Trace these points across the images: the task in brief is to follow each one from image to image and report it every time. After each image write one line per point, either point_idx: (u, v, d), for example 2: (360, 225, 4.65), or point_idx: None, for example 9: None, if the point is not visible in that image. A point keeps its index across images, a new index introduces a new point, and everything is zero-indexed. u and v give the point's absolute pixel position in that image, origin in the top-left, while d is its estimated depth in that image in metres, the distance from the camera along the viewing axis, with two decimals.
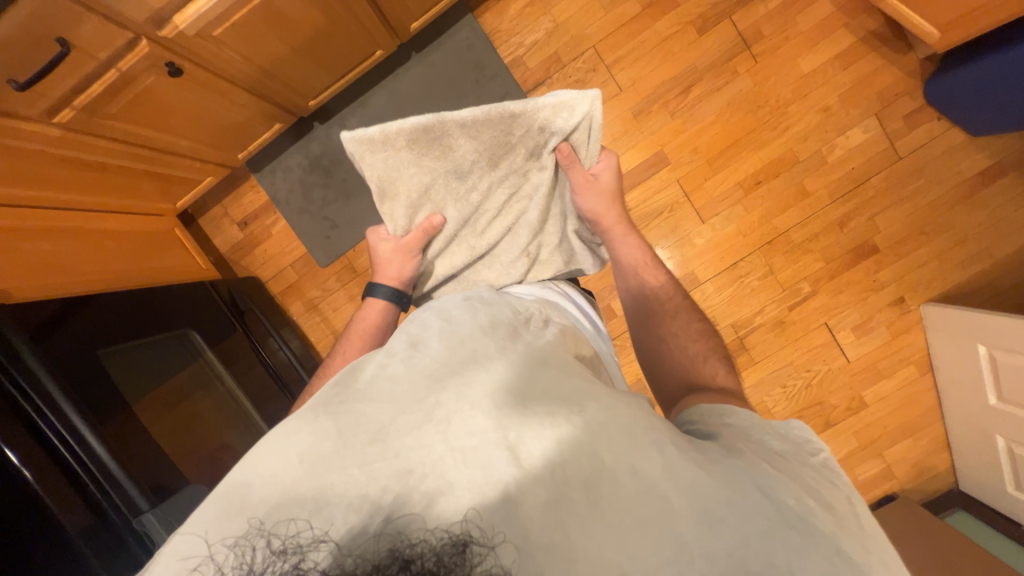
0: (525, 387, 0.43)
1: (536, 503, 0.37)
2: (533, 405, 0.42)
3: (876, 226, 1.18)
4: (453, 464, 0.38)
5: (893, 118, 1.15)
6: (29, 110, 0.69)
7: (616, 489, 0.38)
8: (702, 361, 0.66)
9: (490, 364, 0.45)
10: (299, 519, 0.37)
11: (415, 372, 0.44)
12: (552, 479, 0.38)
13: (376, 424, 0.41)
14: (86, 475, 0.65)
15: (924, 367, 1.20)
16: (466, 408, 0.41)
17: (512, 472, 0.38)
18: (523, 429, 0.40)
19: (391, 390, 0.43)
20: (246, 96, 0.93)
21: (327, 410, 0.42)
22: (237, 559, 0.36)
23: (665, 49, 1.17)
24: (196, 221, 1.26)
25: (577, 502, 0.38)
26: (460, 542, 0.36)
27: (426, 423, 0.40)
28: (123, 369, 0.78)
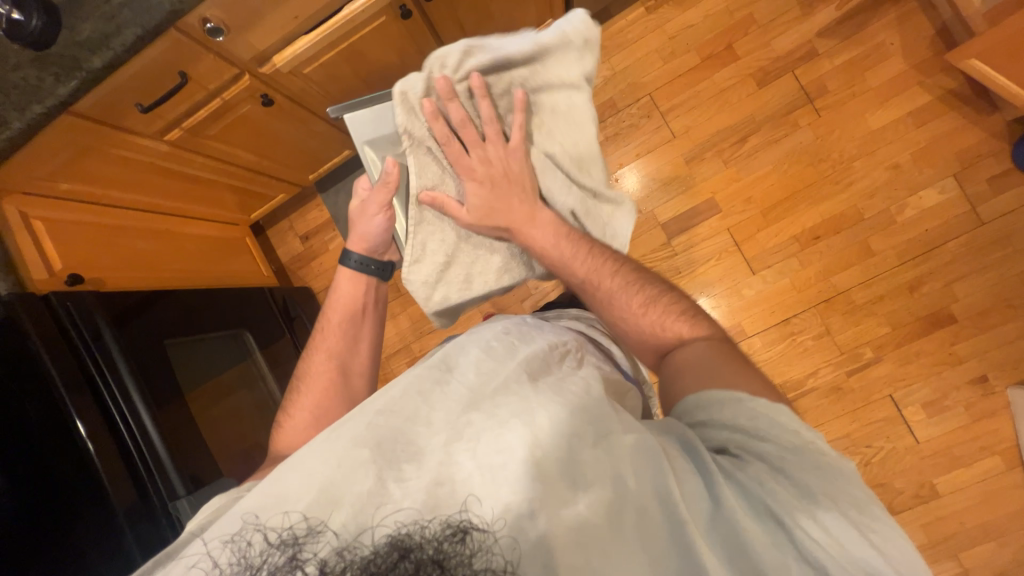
0: (555, 414, 0.42)
1: (559, 522, 0.37)
2: (560, 430, 0.41)
3: (953, 293, 1.08)
4: (478, 479, 0.39)
5: (975, 181, 1.07)
6: (147, 128, 0.80)
7: (636, 514, 0.39)
8: (663, 327, 0.57)
9: (522, 391, 0.44)
10: (303, 513, 0.38)
11: (451, 399, 0.45)
12: (575, 500, 0.38)
13: (410, 438, 0.42)
14: (137, 453, 0.70)
15: (1012, 459, 1.05)
16: (496, 428, 0.41)
17: (536, 493, 0.38)
18: (554, 456, 0.40)
19: (431, 407, 0.44)
20: (322, 125, 1.03)
21: (365, 420, 0.43)
22: (233, 555, 0.38)
23: (722, 99, 1.18)
24: (265, 232, 1.39)
25: (600, 525, 0.38)
26: (460, 529, 0.37)
27: (457, 441, 0.41)
28: (183, 361, 0.86)
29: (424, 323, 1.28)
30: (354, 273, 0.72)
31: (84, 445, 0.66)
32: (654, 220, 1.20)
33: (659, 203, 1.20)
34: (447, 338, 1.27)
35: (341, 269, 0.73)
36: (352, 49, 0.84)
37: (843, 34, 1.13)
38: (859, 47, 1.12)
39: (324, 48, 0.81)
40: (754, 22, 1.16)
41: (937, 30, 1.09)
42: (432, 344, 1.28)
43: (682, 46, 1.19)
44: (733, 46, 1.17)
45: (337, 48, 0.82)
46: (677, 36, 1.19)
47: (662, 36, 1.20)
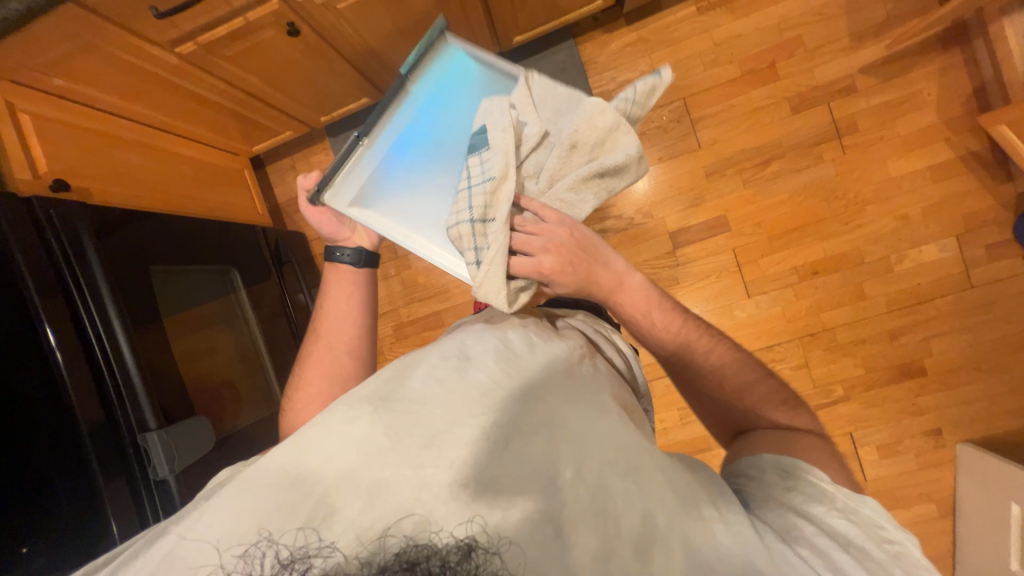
0: (579, 424, 0.45)
1: (572, 537, 0.40)
2: (585, 445, 0.43)
3: (929, 348, 1.12)
4: (497, 482, 0.41)
5: (974, 245, 1.10)
6: (159, 36, 0.74)
7: (655, 544, 0.41)
8: (746, 396, 0.60)
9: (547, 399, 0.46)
10: (321, 500, 0.40)
11: (477, 394, 0.45)
12: (589, 524, 0.40)
13: (433, 429, 0.43)
14: (110, 377, 0.68)
15: (946, 508, 1.12)
16: (522, 436, 0.43)
17: (551, 504, 0.40)
18: (574, 468, 0.42)
19: (453, 401, 0.45)
20: (347, 68, 0.98)
21: (385, 405, 0.45)
22: (245, 567, 0.39)
23: (753, 118, 1.16)
24: (265, 167, 1.32)
25: (613, 546, 0.40)
26: (466, 547, 0.38)
27: (476, 441, 0.42)
28: (165, 289, 0.83)
29: (416, 290, 1.26)
30: (341, 265, 0.74)
31: (54, 359, 0.63)
32: (663, 228, 1.19)
33: (672, 210, 1.19)
34: (437, 309, 1.26)
35: (330, 266, 0.75)
36: None
37: (885, 75, 1.12)
38: (898, 91, 1.12)
39: None
40: (801, 44, 1.14)
41: (974, 89, 1.10)
42: (420, 312, 1.26)
43: (726, 55, 1.16)
44: (776, 66, 1.15)
45: None
46: (723, 43, 1.16)
47: (708, 40, 1.17)
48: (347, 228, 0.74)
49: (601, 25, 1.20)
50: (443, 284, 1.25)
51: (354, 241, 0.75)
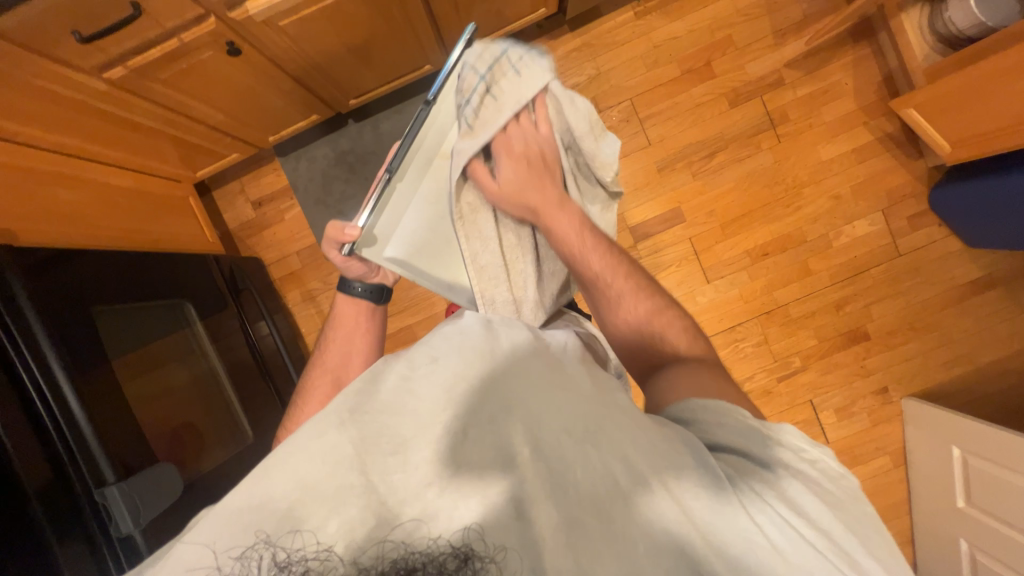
0: (544, 401, 0.42)
1: (549, 523, 0.38)
2: (550, 424, 0.41)
3: (870, 314, 1.22)
4: (467, 475, 0.39)
5: (897, 217, 1.22)
6: (83, 61, 0.69)
7: (632, 515, 0.38)
8: (655, 320, 0.60)
9: (510, 378, 0.43)
10: (295, 521, 0.38)
11: (438, 387, 0.43)
12: (566, 505, 0.39)
13: (400, 432, 0.40)
14: (57, 434, 0.62)
15: (898, 458, 1.23)
16: (490, 421, 0.41)
17: (525, 489, 0.39)
18: (543, 452, 0.40)
19: (416, 402, 0.42)
20: (291, 84, 0.95)
21: (351, 415, 0.41)
22: (241, 569, 0.37)
23: (696, 114, 1.23)
24: (211, 192, 1.26)
25: (591, 523, 0.38)
26: (461, 553, 0.37)
27: (442, 435, 0.40)
28: (112, 331, 0.77)
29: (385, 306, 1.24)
30: (356, 299, 0.74)
31: None
32: (623, 223, 1.24)
33: (630, 206, 1.24)
34: (408, 323, 1.24)
35: (342, 296, 0.74)
36: (335, 7, 0.78)
37: (807, 68, 1.22)
38: (819, 82, 1.22)
39: (304, 2, 0.74)
40: (732, 43, 1.22)
41: (884, 77, 1.21)
42: (392, 327, 1.24)
43: (666, 56, 1.23)
44: (712, 64, 1.22)
45: (321, 5, 0.76)
46: (661, 45, 1.22)
47: (648, 43, 1.22)
48: (373, 267, 0.72)
49: (545, 32, 1.23)
50: (412, 297, 1.24)
51: (376, 277, 0.74)
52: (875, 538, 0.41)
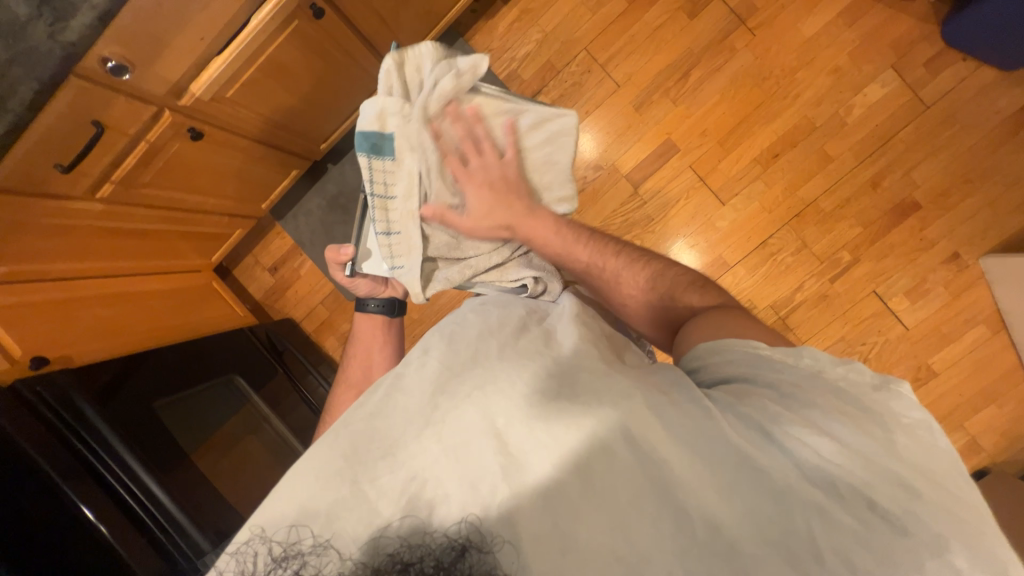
0: (515, 376, 0.42)
1: (525, 496, 0.38)
2: (524, 396, 0.41)
3: (914, 180, 1.11)
4: (446, 464, 0.40)
5: (913, 68, 1.09)
6: (76, 188, 0.75)
7: (608, 466, 0.38)
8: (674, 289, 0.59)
9: (490, 364, 0.44)
10: (300, 526, 0.39)
11: (424, 382, 0.44)
12: (547, 471, 0.38)
13: (387, 437, 0.42)
14: (154, 524, 0.72)
15: (995, 324, 1.10)
16: (467, 408, 0.41)
17: (500, 462, 0.39)
18: (516, 424, 0.40)
19: (400, 400, 0.44)
20: (261, 149, 1.00)
21: (343, 428, 0.43)
22: (239, 565, 0.39)
23: (656, 39, 1.17)
24: (231, 272, 1.34)
25: (567, 486, 0.38)
26: (459, 545, 0.37)
27: (425, 427, 0.41)
28: (176, 422, 0.85)
29: (415, 327, 1.27)
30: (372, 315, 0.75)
31: (101, 537, 0.67)
32: (617, 174, 1.19)
33: (618, 154, 1.19)
34: None
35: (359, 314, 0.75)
36: (271, 62, 0.81)
37: None
38: None
39: (242, 66, 0.77)
40: None
41: None
42: None
43: None
44: None
45: (256, 65, 0.79)
46: None
47: None
48: (382, 281, 0.75)
49: (482, 14, 1.21)
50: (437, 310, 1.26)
51: (387, 291, 0.76)
52: (931, 470, 0.36)
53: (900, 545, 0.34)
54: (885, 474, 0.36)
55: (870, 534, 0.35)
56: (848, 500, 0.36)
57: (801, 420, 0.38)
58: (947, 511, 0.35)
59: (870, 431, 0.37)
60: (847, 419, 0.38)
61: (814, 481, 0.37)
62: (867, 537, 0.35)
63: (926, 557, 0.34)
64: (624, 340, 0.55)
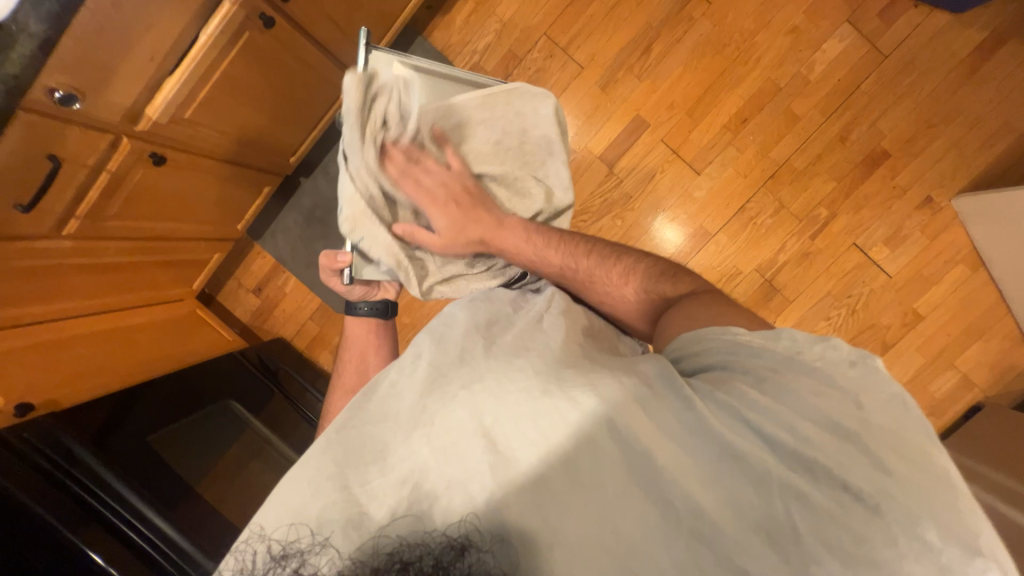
0: (501, 372, 0.42)
1: (513, 491, 0.37)
2: (510, 392, 0.40)
3: (880, 130, 1.12)
4: (438, 465, 0.39)
5: (868, 19, 1.11)
6: (40, 227, 0.73)
7: (594, 457, 0.38)
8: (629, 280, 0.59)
9: (476, 360, 0.43)
10: (300, 527, 0.38)
11: (414, 380, 0.44)
12: (527, 468, 0.38)
13: (381, 442, 0.42)
14: (164, 560, 0.70)
15: (974, 262, 1.12)
16: (454, 407, 0.41)
17: (490, 462, 0.38)
18: (500, 422, 0.39)
19: (390, 400, 0.44)
20: (229, 169, 0.98)
21: (339, 432, 0.43)
22: (239, 564, 0.38)
23: (615, 17, 1.17)
24: (215, 298, 1.32)
25: (554, 478, 0.38)
26: (459, 543, 0.36)
27: (415, 429, 0.41)
28: (172, 455, 0.85)
29: (408, 331, 1.27)
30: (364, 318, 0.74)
31: None
32: (591, 156, 1.19)
33: (590, 136, 1.19)
34: None
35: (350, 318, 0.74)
36: (227, 78, 0.79)
37: None
38: None
39: (197, 84, 0.75)
40: None
41: None
42: None
43: None
44: None
45: (212, 82, 0.77)
46: None
47: None
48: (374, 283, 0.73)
49: (437, 11, 1.20)
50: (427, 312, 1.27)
51: (380, 294, 0.75)
52: (901, 447, 0.35)
53: (875, 526, 0.33)
54: (857, 450, 0.35)
55: (857, 523, 0.34)
56: (825, 482, 0.35)
57: (777, 406, 0.38)
58: (921, 489, 0.33)
59: (836, 405, 0.37)
60: (817, 397, 0.37)
61: (791, 466, 0.36)
62: (843, 519, 0.34)
63: (912, 542, 0.32)
64: (614, 337, 0.56)
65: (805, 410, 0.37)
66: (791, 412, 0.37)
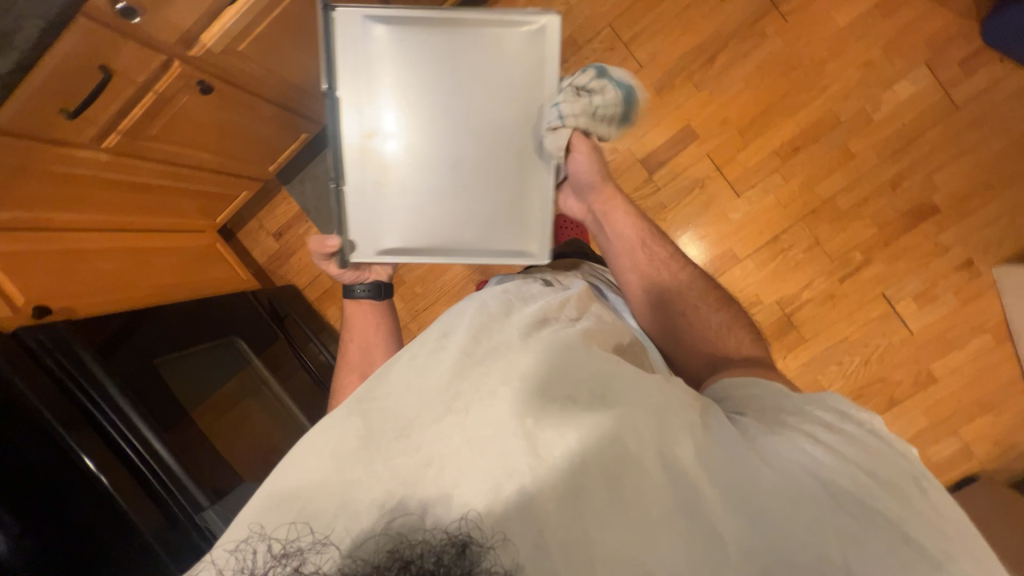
0: (547, 375, 0.42)
1: (551, 497, 0.37)
2: (557, 392, 0.41)
3: (935, 183, 1.08)
4: (468, 456, 0.38)
5: (947, 65, 1.06)
6: (81, 136, 0.73)
7: (638, 479, 0.38)
8: (726, 332, 0.64)
9: (515, 355, 0.43)
10: (302, 521, 0.37)
11: (441, 363, 0.44)
12: (571, 472, 0.37)
13: (402, 420, 0.41)
14: (153, 477, 0.72)
15: (1001, 333, 1.10)
16: (491, 399, 0.40)
17: (530, 465, 0.37)
18: (541, 421, 0.39)
19: (417, 379, 0.43)
20: (271, 109, 0.97)
21: (361, 405, 0.43)
22: (238, 563, 0.36)
23: (685, 19, 1.12)
24: (235, 235, 1.32)
25: (597, 494, 0.37)
26: (460, 541, 0.35)
27: (446, 415, 0.40)
28: (176, 379, 0.85)
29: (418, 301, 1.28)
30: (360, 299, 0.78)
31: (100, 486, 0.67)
32: (632, 158, 1.16)
33: (636, 137, 1.16)
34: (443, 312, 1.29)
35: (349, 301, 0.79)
36: (286, 16, 0.78)
37: None
38: None
39: (255, 18, 0.74)
40: None
41: None
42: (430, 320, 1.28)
43: None
44: None
45: (269, 18, 0.76)
46: None
47: None
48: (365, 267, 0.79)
49: None
50: (441, 287, 1.27)
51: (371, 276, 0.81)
52: (937, 503, 0.39)
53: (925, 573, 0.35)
54: (908, 480, 0.40)
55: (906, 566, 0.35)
56: (877, 527, 0.37)
57: (824, 458, 0.40)
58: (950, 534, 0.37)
59: (870, 439, 0.42)
60: (850, 445, 0.41)
61: (844, 507, 0.38)
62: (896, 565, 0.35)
63: None
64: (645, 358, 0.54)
65: (849, 456, 0.40)
66: (839, 462, 0.40)
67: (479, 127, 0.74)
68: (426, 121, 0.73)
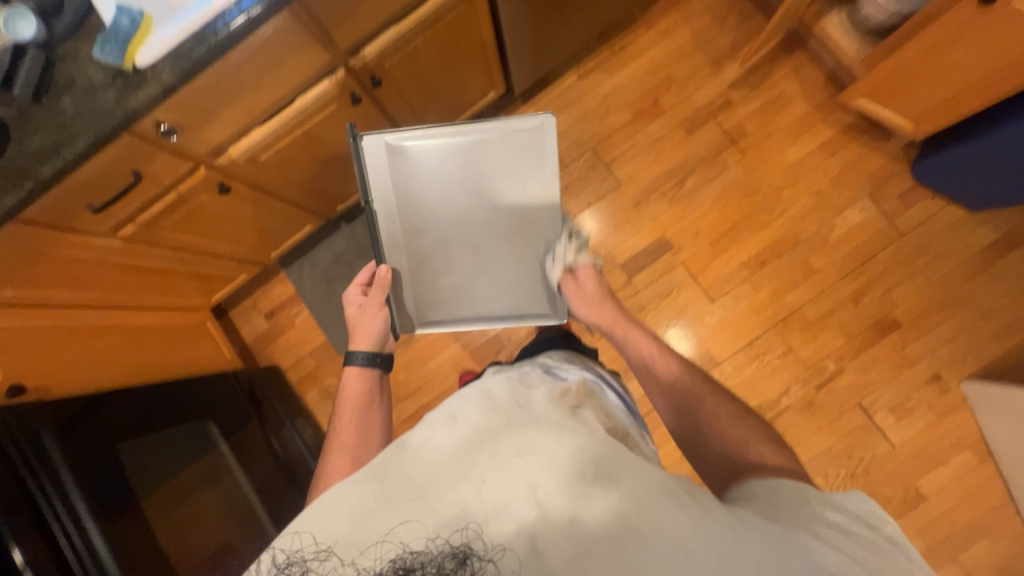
0: (555, 449, 0.47)
1: (560, 554, 0.41)
2: (564, 464, 0.46)
3: (893, 299, 1.16)
4: (485, 509, 0.44)
5: (888, 198, 1.20)
6: (100, 226, 0.80)
7: (639, 546, 0.41)
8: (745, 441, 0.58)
9: (527, 430, 0.49)
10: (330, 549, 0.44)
11: (460, 436, 0.50)
12: (580, 537, 0.42)
13: (421, 483, 0.47)
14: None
15: (981, 451, 1.09)
16: (504, 467, 0.46)
17: (537, 515, 0.43)
18: (550, 488, 0.44)
19: (440, 449, 0.49)
20: (283, 205, 1.06)
21: (390, 463, 0.49)
22: None
23: (658, 147, 1.29)
24: (227, 313, 1.35)
25: (600, 556, 0.41)
26: (462, 554, 0.42)
27: (464, 480, 0.46)
28: (137, 465, 0.81)
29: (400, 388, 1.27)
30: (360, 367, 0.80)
31: None
32: (613, 262, 1.25)
33: (616, 244, 1.26)
34: (424, 402, 1.27)
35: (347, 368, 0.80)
36: (308, 136, 0.89)
37: (750, 85, 1.28)
38: (765, 94, 1.27)
39: (279, 136, 0.84)
40: (673, 80, 1.30)
41: (828, 76, 1.26)
42: (411, 409, 1.27)
43: (616, 104, 1.31)
44: (660, 102, 1.29)
45: (293, 136, 0.87)
46: (609, 96, 1.31)
47: (596, 97, 1.31)
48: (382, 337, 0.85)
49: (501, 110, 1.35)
50: (425, 375, 1.28)
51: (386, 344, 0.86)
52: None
53: None
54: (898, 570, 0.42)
55: None
56: None
57: (831, 549, 0.41)
58: None
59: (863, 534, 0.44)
60: (846, 538, 0.43)
61: None
62: None
63: None
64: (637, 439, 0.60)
65: (847, 548, 0.42)
66: (841, 553, 0.41)
67: (499, 213, 0.81)
68: (450, 219, 0.81)
